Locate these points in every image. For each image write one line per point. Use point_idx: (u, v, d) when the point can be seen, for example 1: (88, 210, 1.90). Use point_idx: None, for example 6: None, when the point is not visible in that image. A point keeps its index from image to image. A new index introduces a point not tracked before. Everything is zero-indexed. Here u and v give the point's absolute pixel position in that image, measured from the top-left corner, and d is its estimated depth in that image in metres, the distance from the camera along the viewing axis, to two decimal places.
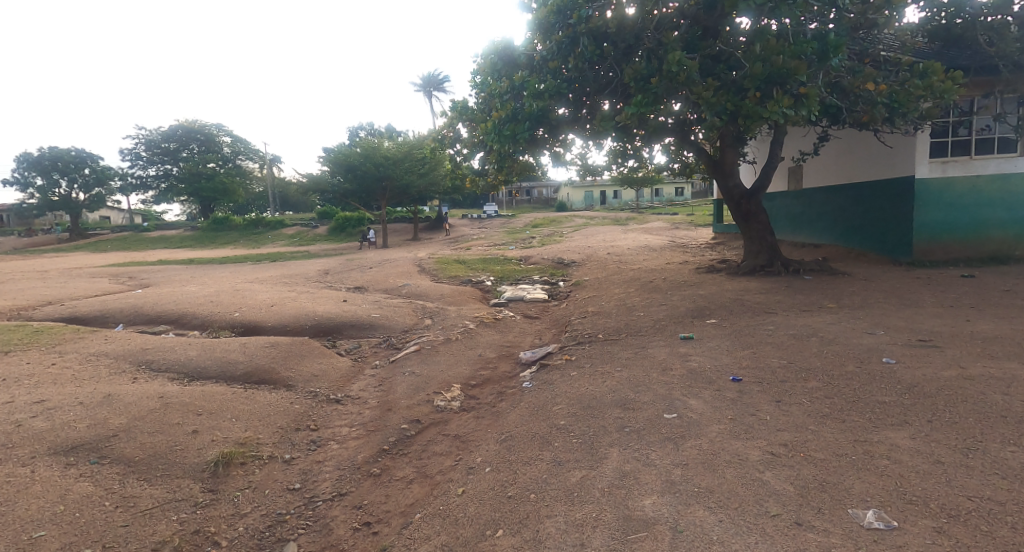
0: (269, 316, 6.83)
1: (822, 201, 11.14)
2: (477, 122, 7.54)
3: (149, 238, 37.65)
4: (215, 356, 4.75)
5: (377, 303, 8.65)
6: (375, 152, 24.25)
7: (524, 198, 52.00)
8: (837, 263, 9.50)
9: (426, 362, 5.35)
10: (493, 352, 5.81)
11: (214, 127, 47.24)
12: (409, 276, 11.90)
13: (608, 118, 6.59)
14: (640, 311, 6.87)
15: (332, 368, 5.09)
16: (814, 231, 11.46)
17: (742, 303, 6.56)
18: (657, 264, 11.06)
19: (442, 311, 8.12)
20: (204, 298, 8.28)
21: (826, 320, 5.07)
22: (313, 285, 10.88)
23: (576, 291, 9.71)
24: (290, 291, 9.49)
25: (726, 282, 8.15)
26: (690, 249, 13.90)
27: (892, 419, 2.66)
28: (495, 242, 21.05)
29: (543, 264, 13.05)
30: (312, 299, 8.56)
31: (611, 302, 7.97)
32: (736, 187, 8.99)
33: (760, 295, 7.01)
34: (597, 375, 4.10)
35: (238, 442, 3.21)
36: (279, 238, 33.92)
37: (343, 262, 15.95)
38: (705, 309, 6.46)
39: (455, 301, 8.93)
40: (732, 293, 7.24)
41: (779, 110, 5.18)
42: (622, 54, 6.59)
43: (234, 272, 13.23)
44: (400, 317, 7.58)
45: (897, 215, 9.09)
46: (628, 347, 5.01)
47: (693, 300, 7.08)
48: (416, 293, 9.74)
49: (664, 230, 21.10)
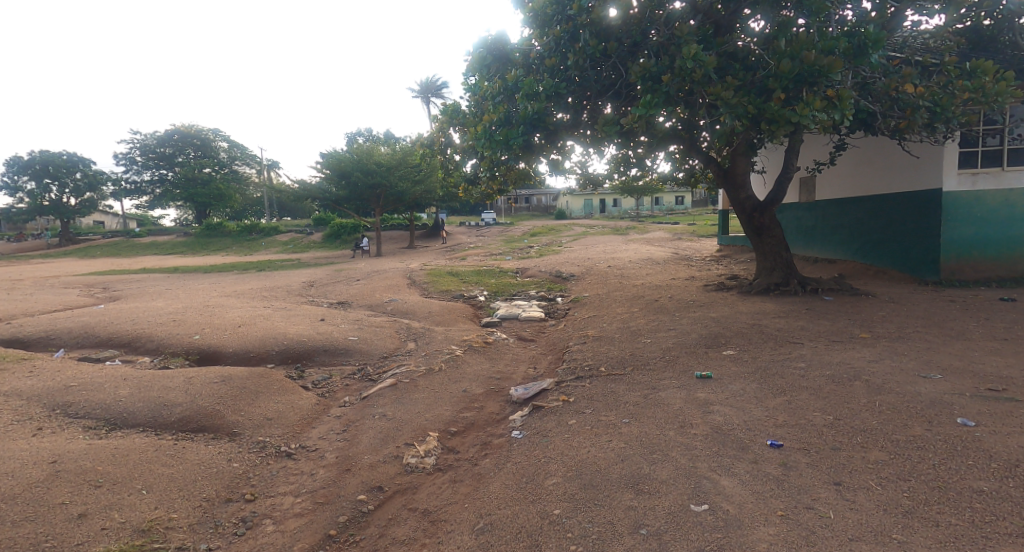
0: (232, 340, 6.12)
1: (837, 214, 10.50)
2: (466, 126, 6.86)
3: (140, 244, 36.93)
4: (150, 395, 4.04)
5: (358, 322, 7.95)
6: (368, 158, 23.63)
7: (523, 205, 51.42)
8: (856, 282, 8.84)
9: (402, 400, 4.65)
10: (481, 387, 5.11)
11: (211, 132, 46.82)
12: (397, 290, 11.19)
13: (612, 123, 5.96)
14: (645, 338, 6.18)
15: (291, 408, 4.40)
16: (829, 246, 10.79)
17: (761, 330, 5.88)
18: (661, 280, 10.39)
19: (428, 333, 7.42)
20: (167, 315, 7.56)
21: (864, 356, 4.39)
22: (293, 300, 10.14)
23: (575, 309, 9.02)
24: (265, 307, 8.78)
25: (739, 303, 7.47)
26: (695, 263, 13.24)
27: (1004, 524, 1.97)
28: (491, 253, 20.34)
29: (540, 278, 12.35)
30: (288, 318, 7.85)
31: (613, 324, 7.26)
32: (749, 199, 8.34)
33: (780, 320, 6.32)
34: (600, 429, 3.41)
35: (139, 527, 2.53)
36: (272, 246, 33.22)
37: (332, 272, 15.28)
38: (719, 337, 5.76)
39: (443, 321, 8.23)
40: (748, 318, 6.55)
41: (811, 115, 4.51)
42: (627, 51, 5.95)
43: (214, 284, 12.56)
44: (381, 341, 6.88)
45: (923, 230, 8.44)
46: (636, 388, 4.32)
47: (705, 325, 6.38)
48: (402, 310, 9.03)
49: (666, 240, 20.44)
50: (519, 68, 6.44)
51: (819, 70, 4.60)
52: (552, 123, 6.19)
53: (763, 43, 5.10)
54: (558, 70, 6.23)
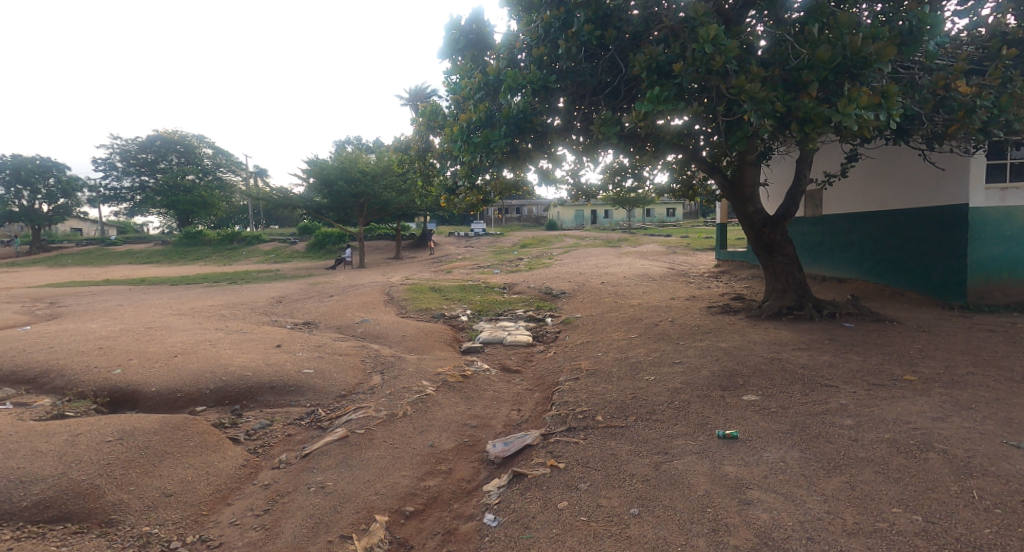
0: (160, 374, 5.20)
1: (846, 230, 9.77)
2: (442, 128, 6.02)
3: (114, 252, 35.57)
4: (9, 468, 3.18)
5: (321, 349, 7.00)
6: (352, 165, 22.77)
7: (513, 216, 50.74)
8: (874, 305, 8.07)
9: (349, 461, 3.73)
10: (452, 440, 4.19)
11: (194, 139, 45.89)
12: (373, 308, 10.23)
13: (611, 123, 5.16)
14: (647, 375, 5.30)
15: (206, 474, 3.48)
16: (840, 264, 10.01)
17: (783, 367, 5.03)
18: (659, 299, 9.56)
19: (398, 363, 6.49)
20: (97, 340, 6.60)
21: (924, 411, 3.54)
22: (254, 319, 9.17)
23: (567, 333, 8.12)
24: (217, 330, 7.81)
25: (750, 331, 6.62)
26: (693, 279, 12.44)
27: None
28: (478, 265, 19.47)
29: (528, 295, 11.47)
30: (238, 343, 6.91)
31: (610, 354, 6.37)
32: (758, 213, 7.57)
33: (802, 353, 5.47)
34: (600, 529, 2.53)
35: None
36: (253, 255, 32.13)
37: (306, 286, 14.32)
38: (736, 376, 4.90)
39: (417, 347, 7.30)
40: (764, 351, 5.69)
41: (857, 113, 3.70)
42: (629, 40, 5.23)
43: (174, 299, 11.56)
44: (342, 373, 5.93)
45: (947, 249, 7.69)
46: (642, 452, 3.42)
47: (717, 360, 5.52)
48: (374, 334, 8.08)
49: (660, 254, 19.72)
50: (502, 59, 5.62)
51: (865, 59, 3.81)
52: (540, 123, 5.37)
53: (788, 31, 4.35)
54: (547, 63, 5.44)
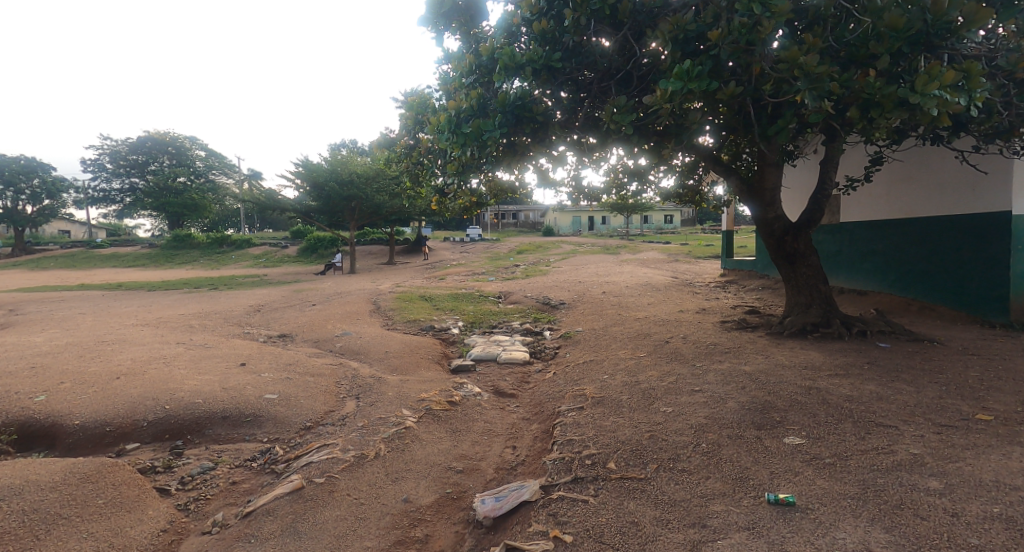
0: (91, 401, 4.44)
1: (867, 238, 9.08)
2: (428, 119, 5.33)
3: (100, 255, 34.65)
4: None
5: (291, 368, 6.21)
6: (343, 167, 21.91)
7: (509, 221, 50.12)
8: (903, 321, 7.36)
9: (299, 527, 2.98)
10: (431, 493, 3.43)
11: (186, 140, 45.18)
12: (356, 319, 9.43)
13: (625, 110, 4.54)
14: (664, 406, 4.53)
15: (106, 549, 2.71)
16: (859, 276, 9.31)
17: (825, 399, 4.29)
18: (667, 312, 8.84)
19: (377, 386, 5.70)
20: (33, 356, 5.81)
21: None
22: (224, 331, 8.39)
23: (567, 350, 7.35)
24: (178, 344, 6.99)
25: (774, 353, 5.88)
26: (700, 290, 11.75)
27: None
28: (473, 272, 18.76)
29: (525, 305, 10.70)
30: (198, 360, 6.14)
31: (617, 377, 5.61)
32: (779, 219, 6.86)
33: (842, 381, 4.73)
34: None
35: None
36: (242, 259, 31.26)
37: (289, 293, 13.54)
38: (770, 410, 4.15)
39: (400, 365, 6.53)
40: (797, 377, 4.94)
41: (939, 94, 3.26)
42: (647, 15, 4.61)
43: (143, 307, 10.76)
44: (309, 399, 5.14)
45: (985, 261, 6.99)
46: (672, 522, 2.68)
47: (743, 387, 4.78)
48: (354, 349, 7.29)
49: (662, 262, 19.04)
50: (500, 38, 4.98)
51: (949, 25, 3.54)
52: (541, 113, 4.76)
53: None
54: (550, 42, 4.81)
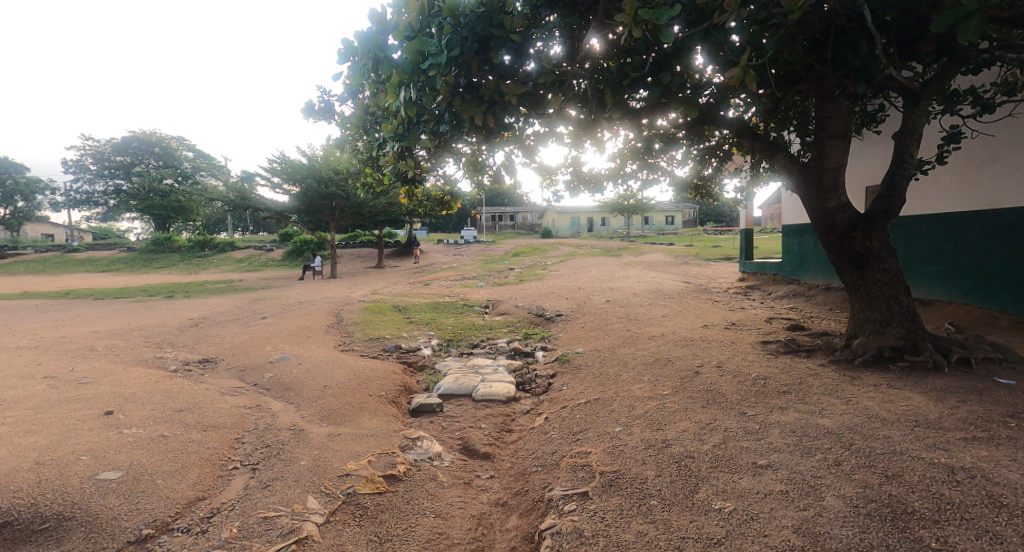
0: None
1: (932, 235, 7.34)
2: (351, 49, 3.88)
3: (75, 259, 32.90)
4: None
5: (179, 415, 4.45)
6: (322, 163, 20.16)
7: (507, 221, 48.35)
8: (1002, 341, 5.61)
9: None
10: None
11: (173, 140, 43.72)
12: (306, 337, 7.68)
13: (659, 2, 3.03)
14: (717, 500, 2.81)
15: None
16: (924, 281, 7.52)
17: (992, 493, 2.59)
18: (688, 327, 7.12)
19: (293, 445, 3.97)
20: None
21: None
22: (133, 355, 6.67)
23: (565, 382, 5.58)
24: (44, 381, 5.20)
25: (856, 395, 4.15)
26: (721, 297, 10.07)
27: None
28: (464, 276, 17.10)
29: (515, 317, 8.96)
30: (46, 406, 4.41)
31: (635, 434, 3.88)
32: (844, 209, 5.14)
33: (993, 453, 3.00)
34: None
35: None
36: (222, 263, 29.47)
37: (250, 302, 11.87)
38: (905, 518, 2.46)
39: (337, 409, 4.78)
40: (915, 443, 3.22)
41: None
42: None
43: (61, 321, 9.08)
44: (172, 475, 3.35)
45: None
46: None
47: (838, 463, 3.05)
48: (284, 384, 5.52)
49: (673, 264, 17.35)
50: None
51: None
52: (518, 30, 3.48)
53: None
54: None
